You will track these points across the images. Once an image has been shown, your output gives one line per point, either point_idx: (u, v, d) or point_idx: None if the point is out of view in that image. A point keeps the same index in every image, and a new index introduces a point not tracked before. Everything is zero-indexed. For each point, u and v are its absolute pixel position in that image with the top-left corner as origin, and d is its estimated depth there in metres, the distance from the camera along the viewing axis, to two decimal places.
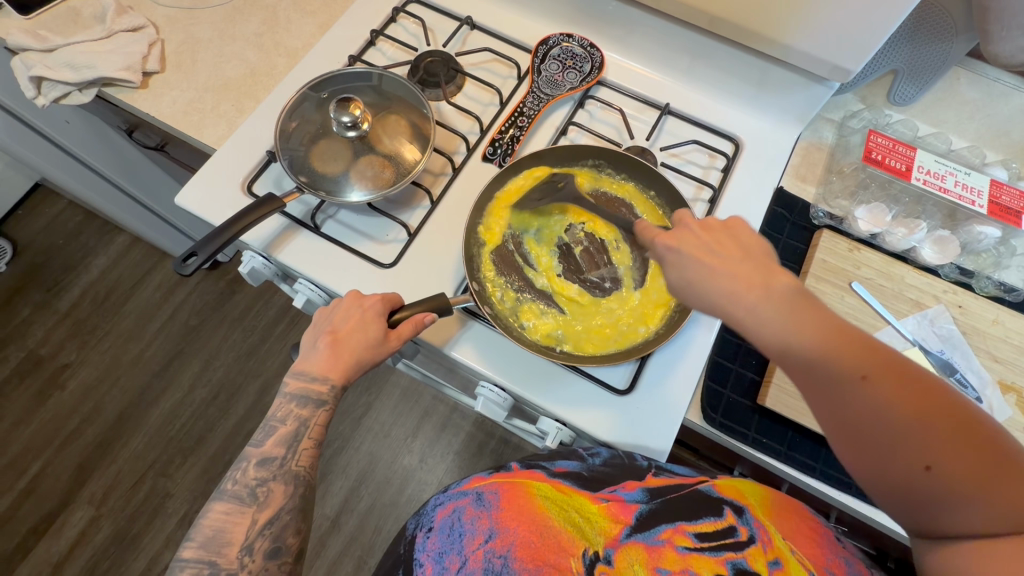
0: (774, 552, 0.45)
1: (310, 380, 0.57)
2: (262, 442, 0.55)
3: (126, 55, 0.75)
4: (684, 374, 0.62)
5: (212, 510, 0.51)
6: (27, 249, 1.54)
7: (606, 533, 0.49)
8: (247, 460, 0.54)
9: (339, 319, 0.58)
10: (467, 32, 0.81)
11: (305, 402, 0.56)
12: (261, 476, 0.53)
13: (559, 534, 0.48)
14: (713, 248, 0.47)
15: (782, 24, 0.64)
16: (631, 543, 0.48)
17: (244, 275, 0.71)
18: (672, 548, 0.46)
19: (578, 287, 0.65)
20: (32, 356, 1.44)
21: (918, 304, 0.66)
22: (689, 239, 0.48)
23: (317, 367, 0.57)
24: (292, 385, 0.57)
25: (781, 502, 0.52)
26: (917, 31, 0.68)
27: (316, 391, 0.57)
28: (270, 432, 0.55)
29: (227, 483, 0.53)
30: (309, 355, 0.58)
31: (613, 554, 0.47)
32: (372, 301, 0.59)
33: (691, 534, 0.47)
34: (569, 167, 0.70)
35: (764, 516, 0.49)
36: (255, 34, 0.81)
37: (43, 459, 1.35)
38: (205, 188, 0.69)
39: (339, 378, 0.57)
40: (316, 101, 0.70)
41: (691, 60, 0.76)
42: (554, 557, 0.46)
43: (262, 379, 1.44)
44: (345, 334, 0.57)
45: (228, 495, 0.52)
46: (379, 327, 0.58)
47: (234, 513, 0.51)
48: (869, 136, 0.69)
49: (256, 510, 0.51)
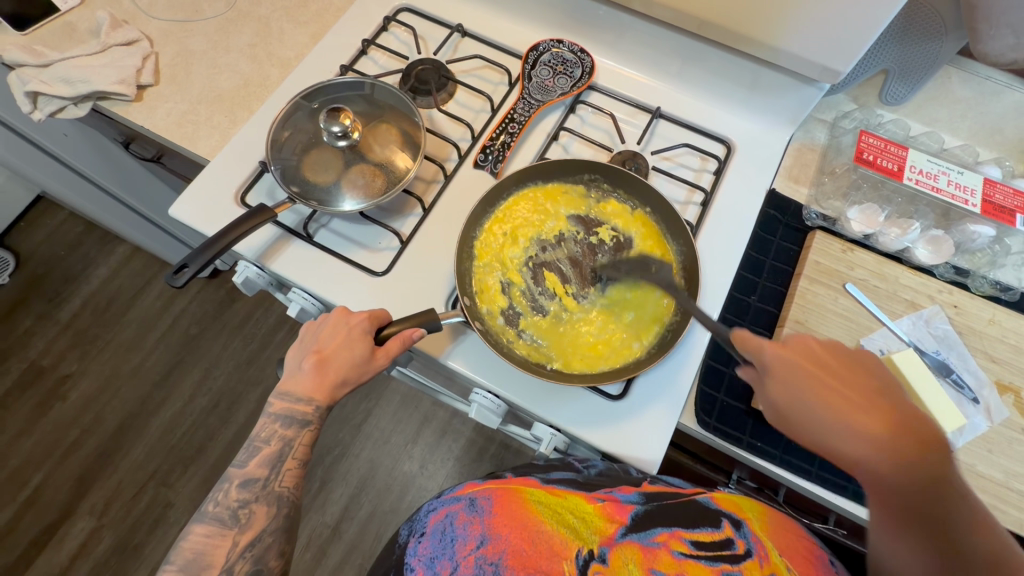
0: (770, 567, 0.46)
1: (295, 401, 0.57)
2: (245, 463, 0.55)
3: (120, 69, 0.76)
4: (679, 386, 0.62)
5: (192, 533, 0.51)
6: (29, 261, 1.56)
7: (601, 533, 0.50)
8: (230, 482, 0.54)
9: (325, 337, 0.58)
10: (458, 39, 0.82)
11: (289, 423, 0.56)
12: (243, 498, 0.53)
13: (550, 539, 0.48)
14: (829, 371, 0.52)
15: (769, 24, 0.64)
16: (626, 543, 0.49)
17: (239, 285, 0.71)
18: (667, 551, 0.48)
19: (571, 303, 0.65)
20: (34, 366, 1.45)
21: (913, 304, 0.66)
22: (802, 354, 0.52)
23: (302, 388, 0.57)
24: (277, 406, 0.57)
25: (776, 519, 0.54)
26: (908, 30, 0.67)
27: (302, 412, 0.57)
28: (254, 453, 0.56)
29: (209, 504, 0.53)
30: (294, 375, 0.58)
31: (607, 553, 0.48)
32: (359, 319, 0.59)
33: (687, 540, 0.48)
34: (564, 183, 0.70)
35: (762, 531, 0.51)
36: (249, 45, 0.82)
37: (44, 471, 1.36)
38: (199, 199, 0.70)
39: (324, 398, 0.57)
40: (308, 110, 0.71)
41: (682, 64, 0.76)
42: (545, 563, 0.46)
43: (261, 387, 1.45)
44: (330, 354, 0.57)
45: (209, 517, 0.52)
46: (365, 346, 0.58)
47: (215, 536, 0.51)
48: (861, 136, 0.69)
49: (238, 532, 0.52)
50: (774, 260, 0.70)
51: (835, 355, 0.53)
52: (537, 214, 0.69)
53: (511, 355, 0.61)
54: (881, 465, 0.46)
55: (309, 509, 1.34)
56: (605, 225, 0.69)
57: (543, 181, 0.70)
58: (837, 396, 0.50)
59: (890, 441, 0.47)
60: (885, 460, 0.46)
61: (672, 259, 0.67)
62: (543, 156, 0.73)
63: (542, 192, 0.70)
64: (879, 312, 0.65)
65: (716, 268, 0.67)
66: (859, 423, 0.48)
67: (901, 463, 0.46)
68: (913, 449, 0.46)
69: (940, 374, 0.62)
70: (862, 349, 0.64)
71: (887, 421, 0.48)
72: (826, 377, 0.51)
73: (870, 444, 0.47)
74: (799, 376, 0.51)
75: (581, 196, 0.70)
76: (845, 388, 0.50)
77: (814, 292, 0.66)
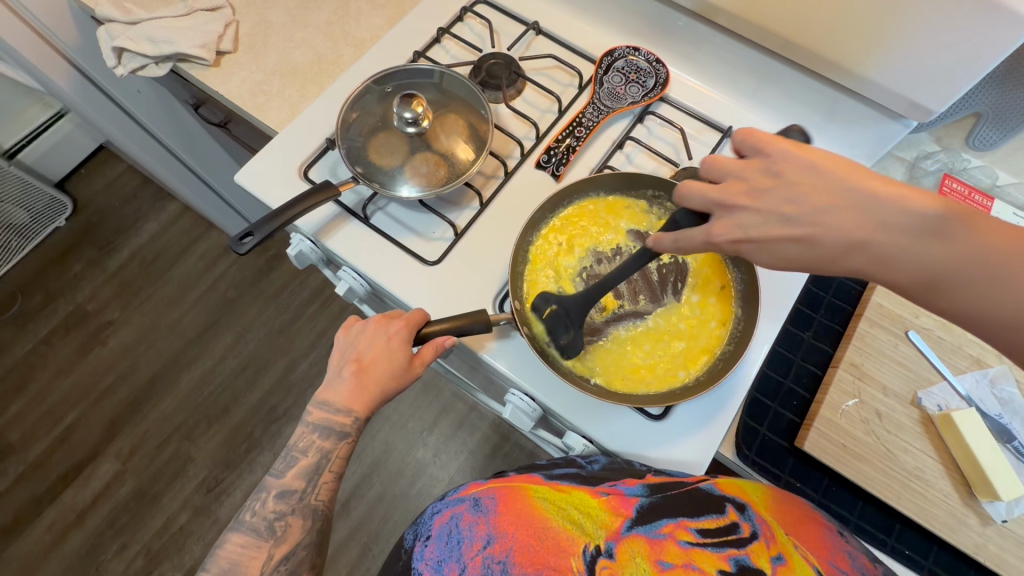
0: (777, 548, 0.44)
1: (333, 412, 0.56)
2: (282, 473, 0.55)
3: (203, 33, 0.77)
4: (721, 416, 0.60)
5: (229, 542, 0.52)
6: (86, 207, 1.62)
7: (606, 525, 0.48)
8: (267, 491, 0.54)
9: (365, 346, 0.57)
10: (532, 37, 0.81)
11: (327, 434, 0.56)
12: (280, 510, 0.53)
13: (557, 535, 0.47)
14: (792, 202, 0.43)
15: (860, 51, 0.62)
16: (632, 536, 0.47)
17: (292, 258, 0.73)
18: (674, 541, 0.45)
19: (618, 320, 0.62)
20: (80, 310, 1.51)
21: (978, 361, 0.62)
22: (755, 208, 0.45)
23: (341, 398, 0.56)
24: (315, 415, 0.56)
25: (780, 498, 0.52)
26: (1009, 76, 0.64)
27: (340, 423, 0.56)
28: (292, 463, 0.55)
29: (246, 513, 0.53)
30: (333, 384, 0.57)
31: (614, 548, 0.46)
32: (398, 327, 0.57)
33: (692, 529, 0.46)
34: (627, 196, 0.68)
35: (766, 512, 0.49)
36: (326, 23, 0.83)
37: (78, 410, 1.42)
38: (265, 170, 0.71)
39: (362, 410, 0.56)
40: (379, 94, 0.71)
41: (758, 83, 0.74)
42: (552, 559, 0.45)
43: (289, 357, 1.47)
44: (370, 363, 0.57)
45: (246, 527, 0.52)
46: (404, 354, 0.57)
47: (251, 547, 0.51)
48: (946, 179, 0.69)
49: (273, 545, 0.51)
50: (833, 296, 0.68)
51: (773, 190, 0.44)
52: (596, 224, 0.67)
53: (554, 366, 0.59)
54: (925, 264, 0.39)
55: None
56: None
57: (606, 193, 0.68)
58: (844, 218, 0.41)
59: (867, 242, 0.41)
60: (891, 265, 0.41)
61: (731, 285, 0.64)
62: (607, 163, 0.72)
63: (603, 205, 0.68)
64: (941, 364, 0.62)
65: (773, 297, 0.64)
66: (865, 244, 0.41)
67: (953, 260, 0.38)
68: (963, 234, 0.38)
69: (1000, 439, 0.59)
70: (918, 402, 0.61)
71: (918, 213, 0.40)
72: (808, 208, 0.43)
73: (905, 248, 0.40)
74: (803, 226, 0.43)
75: (643, 212, 0.68)
76: (838, 205, 0.42)
77: (873, 336, 0.63)
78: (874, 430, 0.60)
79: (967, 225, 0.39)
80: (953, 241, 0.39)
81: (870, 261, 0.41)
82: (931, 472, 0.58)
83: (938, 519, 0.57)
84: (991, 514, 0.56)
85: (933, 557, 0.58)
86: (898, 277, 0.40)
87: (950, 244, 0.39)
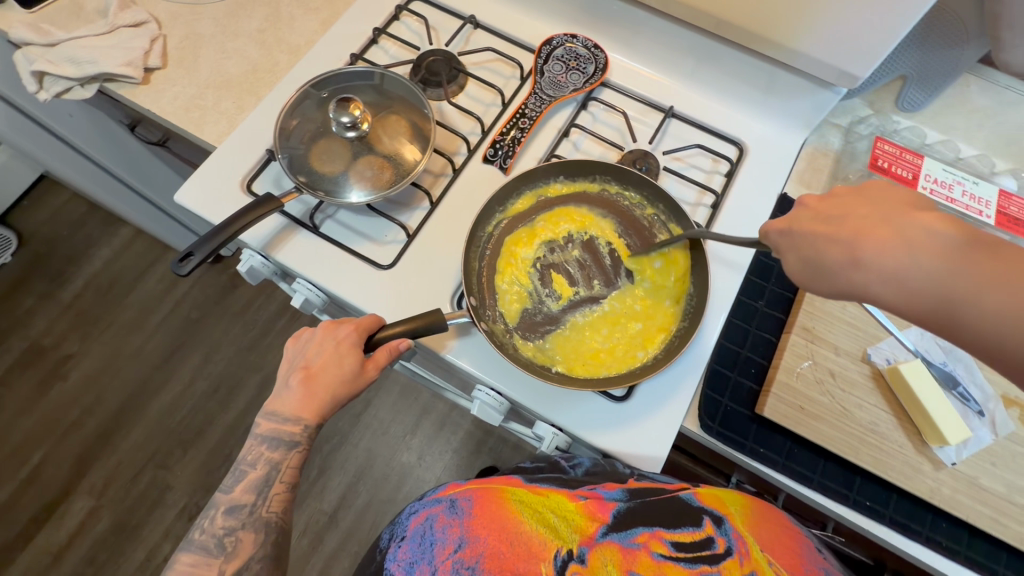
0: (750, 565, 0.44)
1: (282, 422, 0.55)
2: (232, 488, 0.54)
3: (127, 50, 0.75)
4: (681, 392, 0.61)
5: (178, 562, 0.50)
6: (32, 240, 1.55)
7: (582, 531, 0.48)
8: (216, 508, 0.53)
9: (313, 353, 0.57)
10: (470, 31, 0.81)
11: (276, 444, 0.55)
12: (229, 525, 0.52)
13: (529, 539, 0.47)
14: (832, 218, 0.44)
15: (785, 23, 0.63)
16: (606, 543, 0.47)
17: (243, 274, 0.70)
18: (647, 552, 0.46)
19: (575, 307, 0.63)
20: (36, 346, 1.46)
21: None
22: (802, 217, 0.46)
23: (289, 408, 0.55)
24: (264, 426, 0.56)
25: (760, 510, 0.51)
26: (928, 36, 0.67)
27: (289, 432, 0.55)
28: (240, 477, 0.55)
29: (196, 532, 0.52)
30: (282, 394, 0.56)
31: (586, 553, 0.46)
32: (347, 332, 0.57)
33: (667, 542, 0.47)
34: (575, 184, 0.68)
35: (744, 524, 0.48)
36: (258, 31, 0.81)
37: (44, 450, 1.37)
38: (205, 187, 0.69)
39: (313, 417, 0.56)
40: (317, 99, 0.70)
41: (696, 63, 0.75)
42: (521, 565, 0.45)
43: (261, 373, 1.45)
44: (318, 370, 0.56)
45: (195, 545, 0.51)
46: (355, 359, 0.56)
47: (200, 566, 0.50)
48: (876, 143, 0.69)
49: (224, 561, 0.50)
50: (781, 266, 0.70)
51: (834, 198, 0.45)
52: (547, 217, 0.68)
53: (515, 358, 0.59)
54: (937, 286, 0.38)
55: (307, 497, 1.35)
56: (614, 229, 0.67)
57: (556, 183, 0.68)
58: (874, 232, 0.41)
59: (880, 256, 0.40)
60: (892, 285, 0.40)
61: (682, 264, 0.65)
62: (553, 152, 0.72)
63: (553, 195, 0.69)
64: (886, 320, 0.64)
65: (722, 271, 0.66)
66: (878, 266, 0.40)
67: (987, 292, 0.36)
68: (987, 258, 0.37)
69: (946, 386, 0.62)
70: (868, 358, 0.63)
71: (937, 235, 0.39)
72: (840, 221, 0.43)
73: (925, 270, 0.38)
74: (832, 226, 0.43)
75: (590, 200, 0.68)
76: (859, 216, 0.42)
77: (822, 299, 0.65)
78: (829, 390, 0.62)
79: (991, 255, 0.37)
80: (977, 264, 0.37)
81: (878, 278, 0.40)
82: (884, 425, 0.61)
83: (893, 470, 0.59)
84: (942, 458, 0.59)
85: (892, 505, 0.60)
86: (903, 297, 0.39)
87: (960, 272, 0.37)
